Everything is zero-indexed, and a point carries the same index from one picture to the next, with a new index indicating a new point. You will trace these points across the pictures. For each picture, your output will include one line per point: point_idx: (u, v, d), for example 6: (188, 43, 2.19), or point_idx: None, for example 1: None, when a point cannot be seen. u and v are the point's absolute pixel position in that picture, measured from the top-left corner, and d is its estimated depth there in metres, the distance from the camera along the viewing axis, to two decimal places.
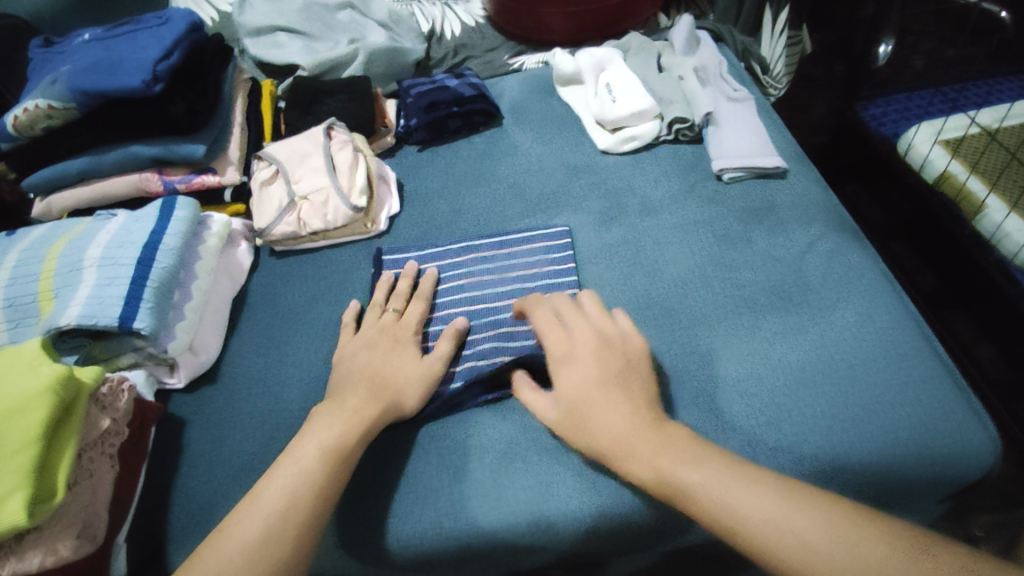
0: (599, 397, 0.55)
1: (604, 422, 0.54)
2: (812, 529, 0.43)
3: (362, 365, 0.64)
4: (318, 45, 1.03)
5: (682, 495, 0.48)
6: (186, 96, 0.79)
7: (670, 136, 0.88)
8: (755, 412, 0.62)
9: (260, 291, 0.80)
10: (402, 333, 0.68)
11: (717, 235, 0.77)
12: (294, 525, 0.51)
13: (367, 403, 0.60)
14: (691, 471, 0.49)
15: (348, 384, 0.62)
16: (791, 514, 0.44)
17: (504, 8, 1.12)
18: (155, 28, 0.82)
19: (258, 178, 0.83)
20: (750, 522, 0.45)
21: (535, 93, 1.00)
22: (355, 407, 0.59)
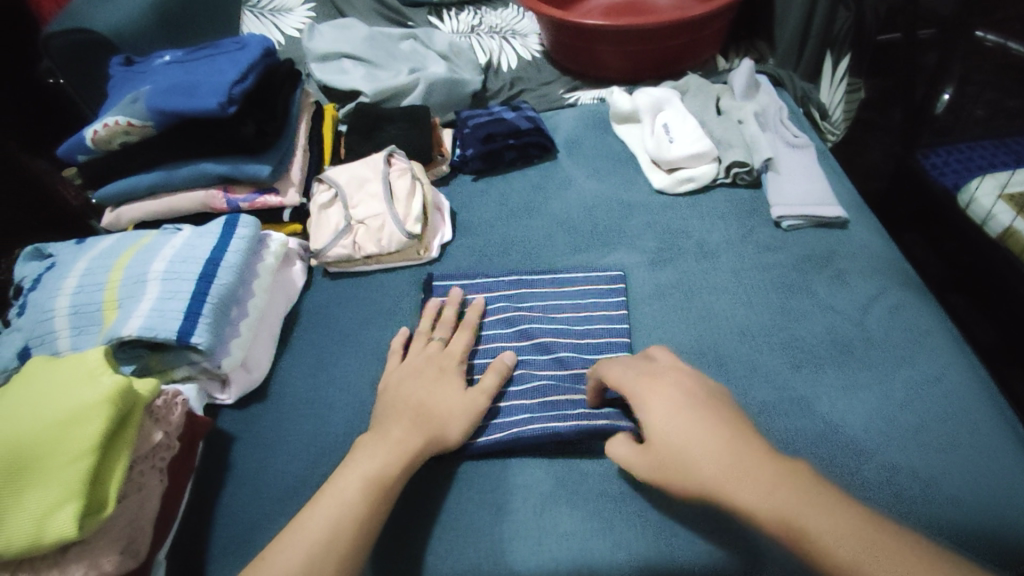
0: (693, 426, 0.50)
1: (705, 466, 0.48)
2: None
3: (407, 394, 0.63)
4: (380, 73, 1.06)
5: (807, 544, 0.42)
6: (256, 118, 0.81)
7: (728, 179, 0.87)
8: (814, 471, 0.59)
9: (312, 312, 0.81)
10: (447, 361, 0.68)
11: (775, 283, 0.75)
12: (340, 553, 0.50)
13: (410, 433, 0.59)
14: (820, 519, 0.43)
15: (393, 413, 0.62)
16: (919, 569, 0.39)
17: (562, 45, 1.14)
18: (232, 52, 0.85)
19: (317, 201, 0.85)
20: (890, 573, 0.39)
21: (591, 129, 1.01)
22: (398, 438, 0.59)
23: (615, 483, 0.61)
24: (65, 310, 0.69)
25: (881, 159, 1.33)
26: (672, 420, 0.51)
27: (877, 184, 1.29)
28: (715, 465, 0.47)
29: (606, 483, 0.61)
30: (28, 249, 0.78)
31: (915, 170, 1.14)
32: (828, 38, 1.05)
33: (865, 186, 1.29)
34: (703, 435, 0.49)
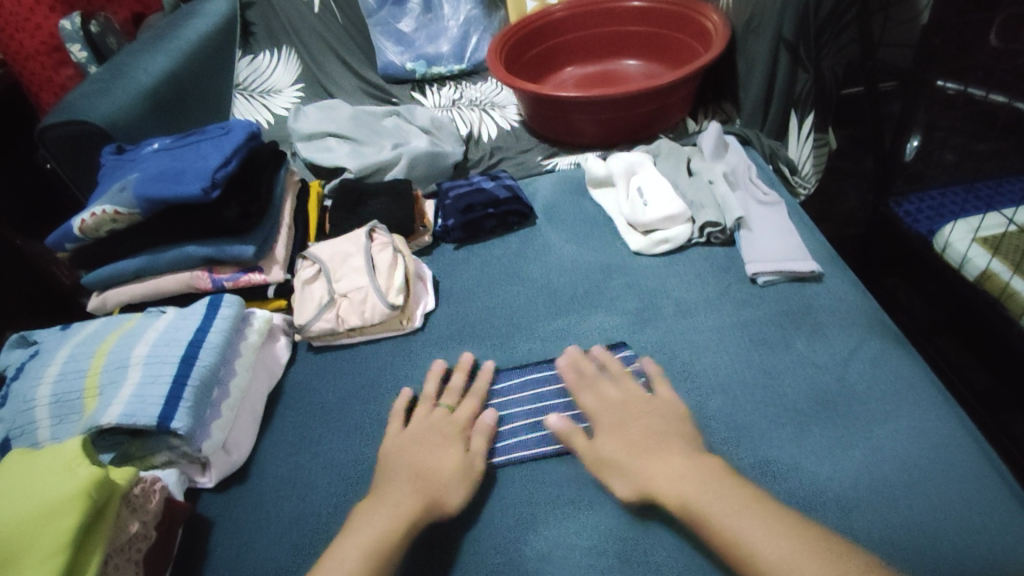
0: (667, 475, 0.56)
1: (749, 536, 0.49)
2: None
3: (409, 459, 0.63)
4: (364, 148, 1.10)
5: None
6: (241, 202, 0.84)
7: (702, 239, 0.89)
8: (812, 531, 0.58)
9: (296, 387, 0.81)
10: (450, 427, 0.67)
11: (754, 340, 0.76)
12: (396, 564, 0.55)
13: (409, 497, 0.58)
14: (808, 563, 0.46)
15: (394, 479, 0.61)
16: None
17: (537, 115, 1.19)
18: (218, 139, 0.89)
19: (301, 277, 0.86)
20: None
21: (567, 194, 1.04)
22: (398, 499, 0.58)
23: (603, 555, 0.58)
24: (46, 400, 0.69)
25: (853, 206, 1.37)
26: (636, 458, 0.59)
27: (853, 230, 1.33)
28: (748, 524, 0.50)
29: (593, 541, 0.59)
30: (13, 336, 0.79)
31: (888, 217, 1.16)
32: (791, 98, 1.09)
33: (841, 232, 1.33)
34: (647, 452, 0.59)
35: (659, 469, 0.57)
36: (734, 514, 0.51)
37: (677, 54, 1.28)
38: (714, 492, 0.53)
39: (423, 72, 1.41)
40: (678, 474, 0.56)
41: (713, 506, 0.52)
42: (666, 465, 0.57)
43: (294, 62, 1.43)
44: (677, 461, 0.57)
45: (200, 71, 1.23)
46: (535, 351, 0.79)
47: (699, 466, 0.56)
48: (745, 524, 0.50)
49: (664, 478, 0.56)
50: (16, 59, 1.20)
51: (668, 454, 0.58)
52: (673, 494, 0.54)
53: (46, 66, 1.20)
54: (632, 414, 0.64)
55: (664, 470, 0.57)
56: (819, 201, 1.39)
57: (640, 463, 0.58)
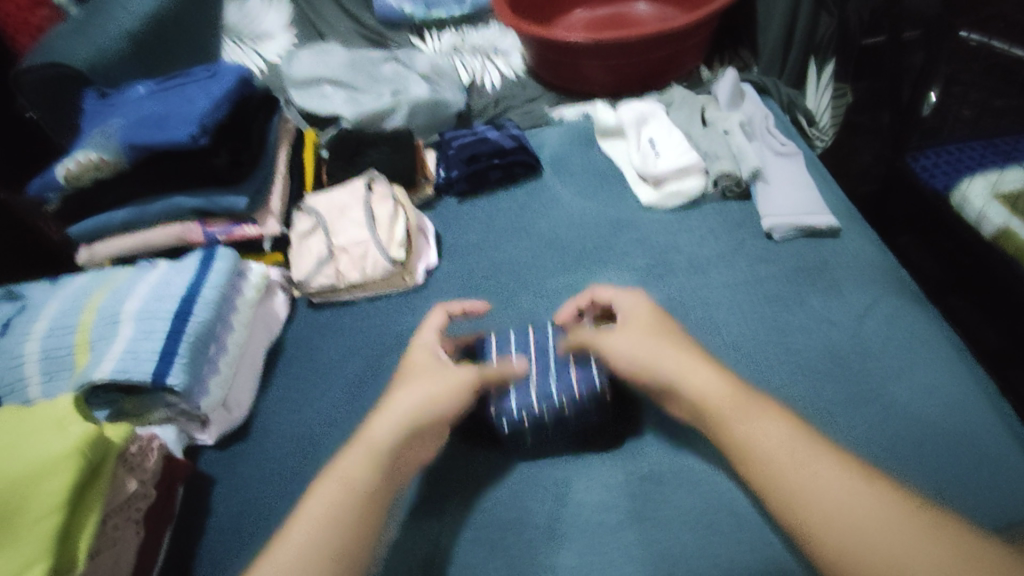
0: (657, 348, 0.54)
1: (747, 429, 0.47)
2: (845, 490, 0.42)
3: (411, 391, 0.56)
4: (360, 96, 1.05)
5: (765, 473, 0.45)
6: (230, 148, 0.80)
7: (717, 191, 0.85)
8: None
9: (296, 345, 0.79)
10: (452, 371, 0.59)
11: (768, 299, 0.73)
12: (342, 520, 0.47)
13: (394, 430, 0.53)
14: (793, 447, 0.45)
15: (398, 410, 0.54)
16: (842, 486, 0.42)
17: (543, 61, 1.13)
18: (204, 81, 0.84)
19: (298, 229, 0.82)
20: (813, 508, 0.42)
21: (575, 144, 0.99)
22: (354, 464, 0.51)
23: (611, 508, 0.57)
24: (36, 355, 0.67)
25: (868, 161, 1.33)
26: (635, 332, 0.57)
27: (868, 185, 1.29)
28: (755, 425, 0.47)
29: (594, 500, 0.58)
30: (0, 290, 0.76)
31: (904, 172, 1.11)
32: (811, 44, 1.04)
33: (856, 188, 1.29)
34: (687, 359, 0.53)
35: (703, 383, 0.51)
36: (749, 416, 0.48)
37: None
38: (738, 403, 0.49)
39: (422, 15, 1.33)
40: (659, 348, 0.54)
41: (731, 420, 0.48)
42: (711, 378, 0.51)
43: (286, 5, 1.36)
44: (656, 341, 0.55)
45: (187, 12, 1.16)
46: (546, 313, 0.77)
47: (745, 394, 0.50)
48: (761, 424, 0.47)
49: (709, 387, 0.50)
50: None
51: (712, 370, 0.52)
52: (733, 426, 0.48)
53: (22, 7, 1.14)
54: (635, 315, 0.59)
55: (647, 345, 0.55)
56: (833, 155, 1.35)
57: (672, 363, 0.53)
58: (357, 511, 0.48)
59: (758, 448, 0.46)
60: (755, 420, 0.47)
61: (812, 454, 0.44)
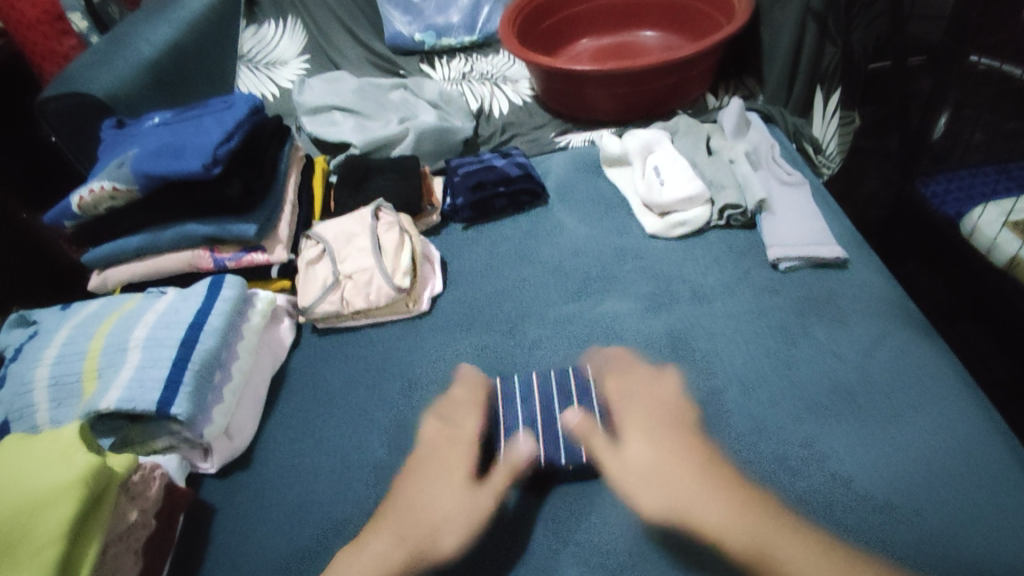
0: (705, 503, 0.57)
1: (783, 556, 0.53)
2: None
3: (405, 496, 0.64)
4: (369, 123, 1.07)
5: None
6: (244, 177, 0.80)
7: (721, 221, 0.85)
8: (835, 524, 0.55)
9: (300, 371, 0.80)
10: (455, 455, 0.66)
11: (773, 330, 0.72)
12: None
13: (396, 547, 0.58)
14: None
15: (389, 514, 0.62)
16: None
17: (550, 89, 1.14)
18: (219, 113, 0.87)
19: (305, 257, 0.83)
20: None
21: (580, 172, 1.00)
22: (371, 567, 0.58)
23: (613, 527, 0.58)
24: (45, 382, 0.68)
25: (876, 186, 1.32)
26: (640, 464, 0.62)
27: (876, 211, 1.28)
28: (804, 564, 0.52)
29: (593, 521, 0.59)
30: (13, 315, 0.77)
31: (913, 199, 1.10)
32: (817, 72, 1.04)
33: (863, 213, 1.28)
34: (729, 506, 0.57)
35: (713, 515, 0.56)
36: (798, 558, 0.52)
37: (697, 25, 1.22)
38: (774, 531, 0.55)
39: (432, 43, 1.35)
40: (708, 501, 0.57)
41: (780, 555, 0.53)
42: (711, 503, 0.57)
43: (300, 33, 1.39)
44: (698, 483, 0.59)
45: (203, 41, 1.19)
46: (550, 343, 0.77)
47: (748, 511, 0.56)
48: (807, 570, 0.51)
49: (715, 515, 0.56)
50: (17, 29, 1.13)
51: (703, 490, 0.58)
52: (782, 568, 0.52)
53: (47, 35, 1.14)
54: (672, 456, 0.61)
55: (679, 491, 0.58)
56: (842, 181, 1.34)
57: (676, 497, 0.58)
58: None
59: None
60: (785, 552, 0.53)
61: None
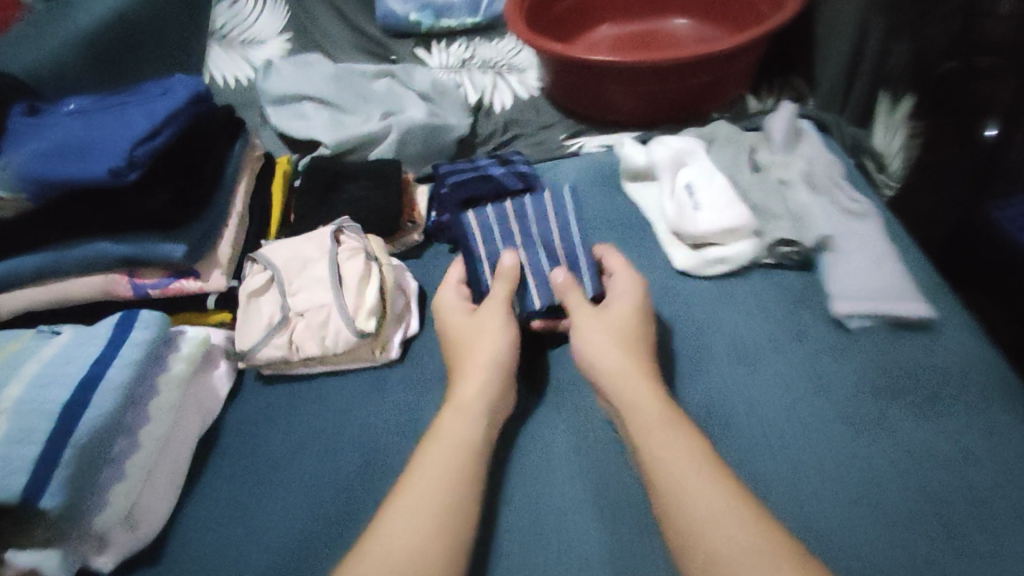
0: (636, 387, 0.53)
1: (668, 464, 0.47)
2: None
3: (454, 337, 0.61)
4: (346, 117, 0.90)
5: (675, 519, 0.44)
6: (172, 184, 0.64)
7: (771, 259, 0.67)
8: None
9: (235, 431, 0.63)
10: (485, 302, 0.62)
11: (841, 411, 0.55)
12: (440, 501, 0.47)
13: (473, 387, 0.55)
14: (710, 493, 0.44)
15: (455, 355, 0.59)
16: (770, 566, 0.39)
17: (561, 83, 0.97)
18: (152, 100, 0.70)
19: (247, 286, 0.66)
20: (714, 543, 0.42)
21: (594, 185, 0.83)
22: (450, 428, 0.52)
23: (581, 521, 0.53)
24: None
25: None
26: (612, 351, 0.56)
27: None
28: (682, 456, 0.47)
29: (565, 515, 0.53)
30: None
31: (985, 224, 0.91)
32: (883, 74, 0.87)
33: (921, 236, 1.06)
34: (631, 376, 0.54)
35: (646, 413, 0.51)
36: (676, 452, 0.47)
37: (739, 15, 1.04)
38: (662, 432, 0.49)
39: (429, 24, 1.17)
40: (618, 373, 0.54)
41: (657, 449, 0.48)
42: (645, 388, 0.53)
43: (281, 7, 1.20)
44: (630, 357, 0.56)
45: (158, 14, 1.01)
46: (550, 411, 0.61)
47: (675, 417, 0.51)
48: (684, 460, 0.47)
49: (645, 407, 0.51)
50: None
51: (646, 379, 0.54)
52: (664, 472, 0.47)
53: None
54: (622, 325, 0.58)
55: (609, 349, 0.56)
56: None
57: (619, 373, 0.54)
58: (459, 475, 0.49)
59: (685, 470, 0.46)
60: (681, 453, 0.47)
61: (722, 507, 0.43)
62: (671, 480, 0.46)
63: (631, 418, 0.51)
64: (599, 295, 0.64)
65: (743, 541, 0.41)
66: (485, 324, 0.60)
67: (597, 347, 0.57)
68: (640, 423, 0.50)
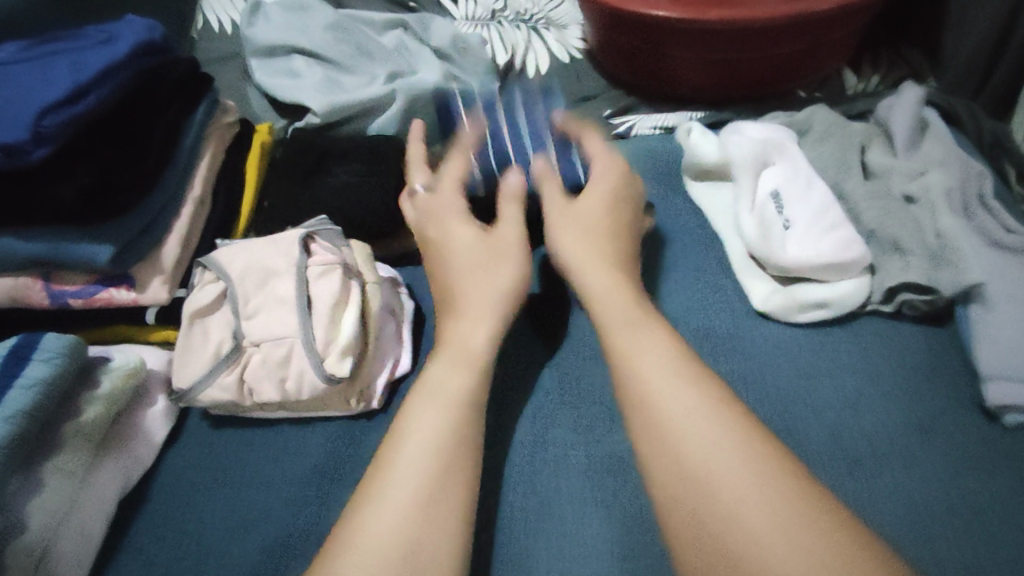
0: (610, 284, 0.48)
1: (644, 365, 0.42)
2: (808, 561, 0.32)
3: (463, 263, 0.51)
4: (343, 77, 0.73)
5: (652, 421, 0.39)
6: (100, 164, 0.49)
7: (886, 306, 0.51)
8: None
9: (167, 489, 0.49)
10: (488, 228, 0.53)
11: (989, 549, 0.40)
12: (431, 503, 0.39)
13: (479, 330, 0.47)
14: (690, 405, 0.39)
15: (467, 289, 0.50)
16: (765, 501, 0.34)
17: (613, 44, 0.77)
18: (84, 49, 0.54)
19: (190, 303, 0.51)
20: (698, 463, 0.37)
21: (647, 180, 0.65)
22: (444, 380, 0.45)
23: (596, 534, 0.43)
24: None
25: None
26: (592, 249, 0.50)
27: None
28: (655, 364, 0.42)
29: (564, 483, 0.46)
30: None
31: None
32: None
33: None
34: (606, 274, 0.48)
35: (616, 305, 0.46)
36: (651, 353, 0.42)
37: None
38: (635, 327, 0.44)
39: None
40: (605, 283, 0.48)
41: (629, 346, 0.43)
42: (609, 273, 0.49)
43: None
44: (604, 248, 0.50)
45: None
46: (572, 501, 0.45)
47: (644, 307, 0.47)
48: (661, 369, 0.41)
49: (610, 298, 0.47)
50: None
51: (613, 266, 0.49)
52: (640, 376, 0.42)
53: None
54: (598, 212, 0.52)
55: (586, 240, 0.51)
56: None
57: (586, 263, 0.49)
58: (457, 479, 0.40)
59: (660, 383, 0.41)
60: (660, 362, 0.42)
61: (705, 414, 0.38)
62: (641, 390, 0.41)
63: (602, 315, 0.46)
64: (584, 183, 0.59)
65: (731, 461, 0.36)
66: (505, 253, 0.51)
67: (566, 246, 0.51)
68: (608, 320, 0.46)
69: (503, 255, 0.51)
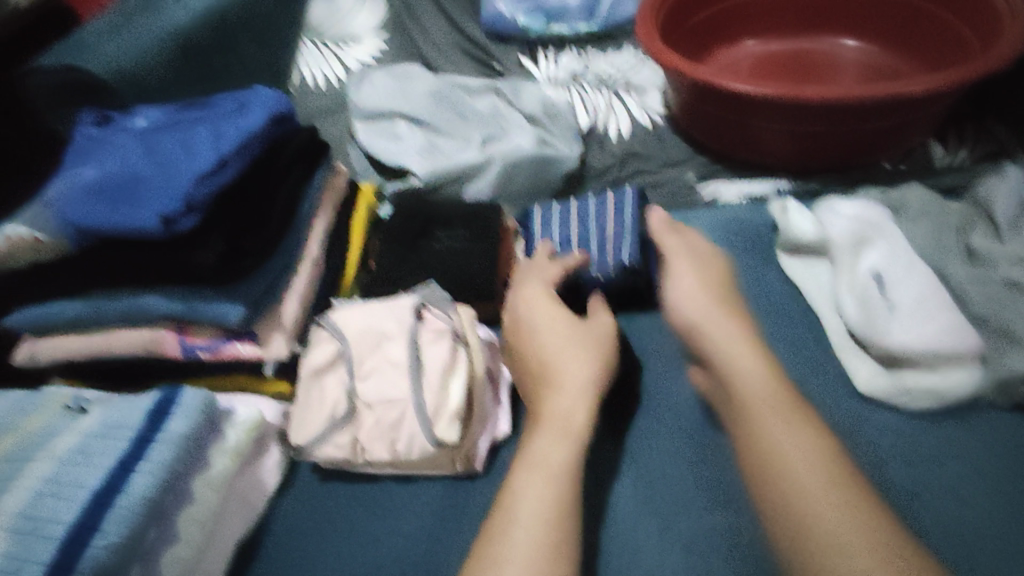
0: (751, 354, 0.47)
1: (791, 448, 0.40)
2: None
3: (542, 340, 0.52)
4: (442, 141, 0.78)
5: (791, 501, 0.38)
6: (232, 230, 0.52)
7: (998, 396, 0.50)
8: None
9: (281, 538, 0.52)
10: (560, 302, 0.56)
11: None
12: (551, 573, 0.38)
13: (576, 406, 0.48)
14: (831, 494, 0.37)
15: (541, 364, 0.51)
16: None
17: (698, 112, 0.79)
18: (220, 120, 0.58)
19: (307, 363, 0.54)
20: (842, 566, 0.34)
21: (739, 250, 0.65)
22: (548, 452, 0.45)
23: None
24: None
25: None
26: (721, 316, 0.50)
27: None
28: (799, 446, 0.40)
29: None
30: None
31: None
32: None
33: None
34: (738, 337, 0.48)
35: (753, 381, 0.45)
36: (795, 437, 0.41)
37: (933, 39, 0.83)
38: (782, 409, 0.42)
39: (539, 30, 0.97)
40: (748, 353, 0.47)
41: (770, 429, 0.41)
42: (742, 347, 0.47)
43: None
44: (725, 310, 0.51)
45: None
46: None
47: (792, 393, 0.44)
48: (806, 454, 0.39)
49: (755, 375, 0.45)
50: None
51: (742, 339, 0.48)
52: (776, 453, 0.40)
53: None
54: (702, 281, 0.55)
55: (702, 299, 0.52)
56: None
57: (728, 331, 0.49)
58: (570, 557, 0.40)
59: (803, 465, 0.39)
60: (801, 441, 0.40)
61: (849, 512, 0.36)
62: (787, 469, 0.39)
63: (740, 379, 0.45)
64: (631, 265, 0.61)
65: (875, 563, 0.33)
66: (590, 330, 0.53)
67: (691, 307, 0.52)
68: (751, 394, 0.44)
69: (596, 328, 0.54)
